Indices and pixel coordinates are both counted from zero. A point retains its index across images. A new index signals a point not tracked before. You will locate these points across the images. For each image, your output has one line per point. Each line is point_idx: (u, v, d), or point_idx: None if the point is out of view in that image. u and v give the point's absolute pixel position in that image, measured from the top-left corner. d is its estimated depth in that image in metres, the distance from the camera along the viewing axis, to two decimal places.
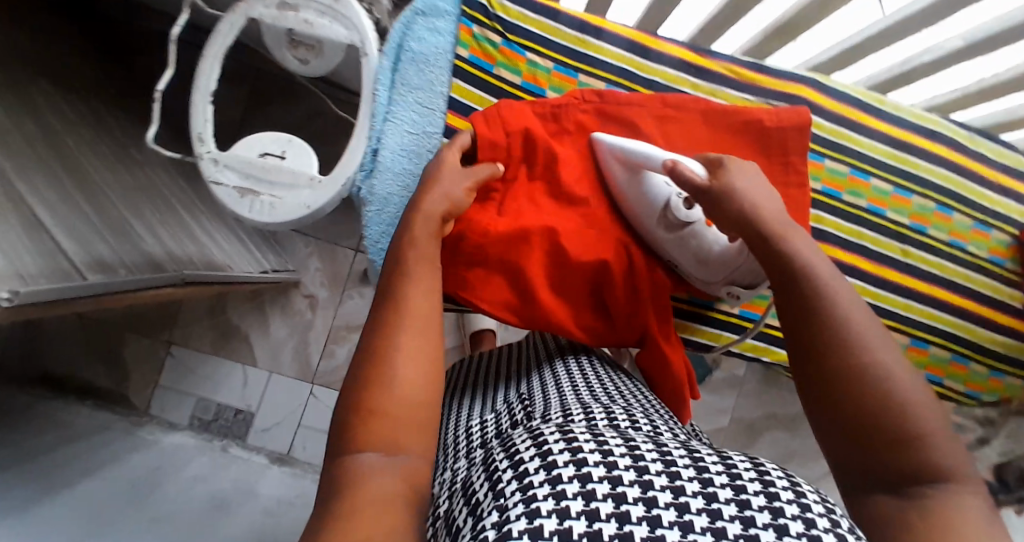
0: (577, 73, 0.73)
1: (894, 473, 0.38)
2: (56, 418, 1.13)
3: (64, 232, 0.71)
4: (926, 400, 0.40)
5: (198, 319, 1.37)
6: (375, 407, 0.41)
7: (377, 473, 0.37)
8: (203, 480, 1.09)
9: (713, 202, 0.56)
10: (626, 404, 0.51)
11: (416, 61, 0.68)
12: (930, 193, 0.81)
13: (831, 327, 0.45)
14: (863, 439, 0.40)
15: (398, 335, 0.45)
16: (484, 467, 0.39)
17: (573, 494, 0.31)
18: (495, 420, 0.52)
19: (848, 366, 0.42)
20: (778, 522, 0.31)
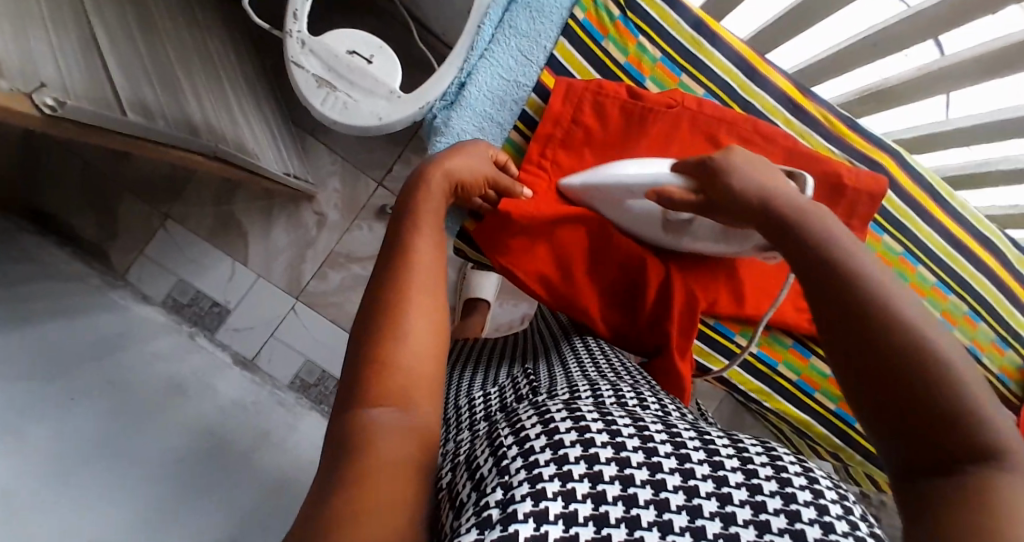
0: (680, 72, 0.70)
1: (946, 453, 0.34)
2: (33, 254, 1.10)
3: (116, 64, 0.69)
4: (970, 372, 0.36)
5: (201, 201, 1.34)
6: (387, 360, 0.40)
7: (387, 430, 0.36)
8: (164, 360, 1.07)
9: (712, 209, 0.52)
10: (632, 382, 0.51)
11: (530, 10, 0.67)
12: (966, 295, 0.74)
13: (874, 307, 0.39)
14: (916, 414, 0.35)
15: (412, 293, 0.45)
16: (487, 440, 0.38)
17: (580, 475, 0.31)
18: (500, 393, 0.52)
19: (894, 347, 0.37)
20: (788, 508, 0.32)
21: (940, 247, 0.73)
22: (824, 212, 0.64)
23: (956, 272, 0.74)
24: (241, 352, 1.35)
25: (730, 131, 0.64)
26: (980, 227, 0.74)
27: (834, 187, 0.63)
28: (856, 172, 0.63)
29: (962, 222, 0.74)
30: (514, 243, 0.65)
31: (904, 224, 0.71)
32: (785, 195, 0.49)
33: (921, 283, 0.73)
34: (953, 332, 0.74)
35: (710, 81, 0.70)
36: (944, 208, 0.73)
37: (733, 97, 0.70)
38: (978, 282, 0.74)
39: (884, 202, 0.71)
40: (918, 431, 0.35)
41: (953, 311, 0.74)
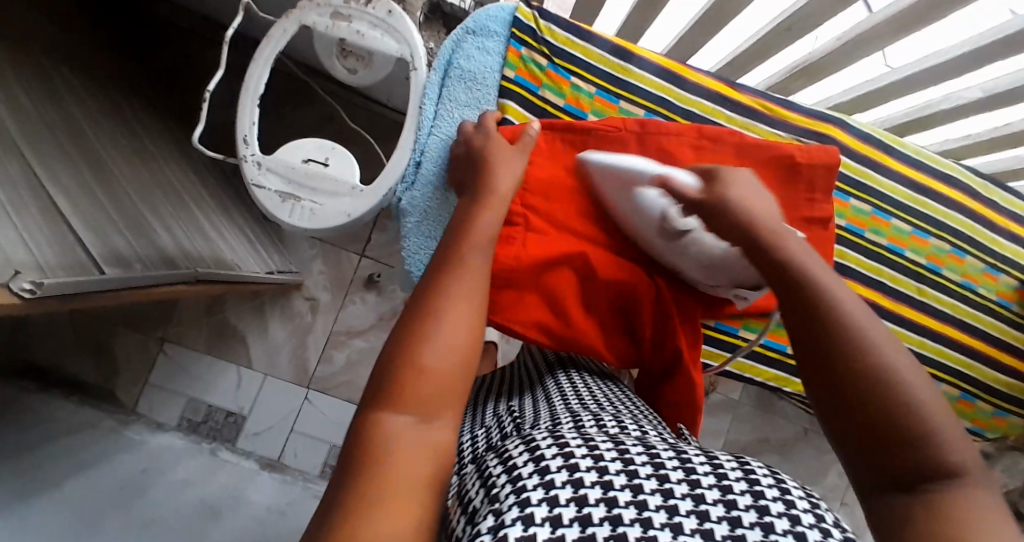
0: (619, 100, 0.64)
1: (911, 471, 0.34)
2: (40, 413, 1.09)
3: (82, 223, 0.70)
4: (936, 402, 0.36)
5: (193, 317, 1.34)
6: (411, 357, 0.39)
7: (410, 440, 0.35)
8: (192, 485, 1.06)
9: (707, 216, 0.48)
10: (615, 412, 0.51)
11: (464, 79, 0.59)
12: (945, 234, 0.74)
13: (841, 339, 0.38)
14: (891, 443, 0.35)
15: (447, 300, 0.42)
16: (478, 474, 0.39)
17: (566, 500, 0.32)
18: (484, 435, 0.50)
19: (865, 395, 0.36)
20: (731, 515, 0.33)
21: (908, 198, 0.72)
22: (785, 192, 0.63)
23: (931, 217, 0.73)
24: (266, 455, 1.34)
25: (681, 144, 0.61)
26: (941, 167, 0.74)
27: (788, 169, 0.63)
28: (805, 147, 0.62)
29: (921, 167, 0.73)
30: (502, 296, 0.56)
31: (867, 186, 0.71)
32: (770, 220, 0.46)
33: (899, 236, 0.72)
34: (942, 273, 0.74)
35: (645, 100, 0.64)
36: (899, 157, 0.72)
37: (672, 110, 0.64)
38: (953, 220, 0.74)
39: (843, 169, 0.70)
40: (887, 458, 0.35)
41: (937, 253, 0.73)
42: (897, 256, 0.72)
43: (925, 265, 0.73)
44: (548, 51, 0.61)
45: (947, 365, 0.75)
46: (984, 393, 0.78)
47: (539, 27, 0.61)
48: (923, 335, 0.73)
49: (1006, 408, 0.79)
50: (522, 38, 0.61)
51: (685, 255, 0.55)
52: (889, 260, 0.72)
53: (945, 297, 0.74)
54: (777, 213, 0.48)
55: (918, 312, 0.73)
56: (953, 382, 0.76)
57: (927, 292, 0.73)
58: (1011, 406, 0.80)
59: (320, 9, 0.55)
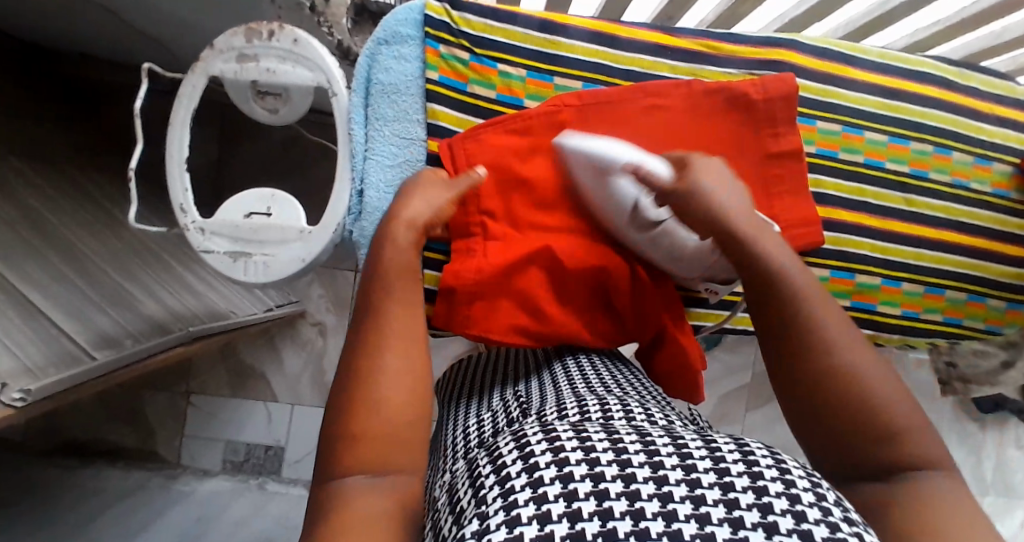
0: (551, 77, 0.59)
1: (883, 465, 0.36)
2: (89, 486, 1.13)
3: (60, 313, 0.70)
4: (901, 396, 0.38)
5: (210, 365, 1.37)
6: (362, 399, 0.39)
7: (365, 495, 0.35)
8: (244, 524, 1.10)
9: (682, 207, 0.47)
10: (622, 394, 0.46)
11: (387, 94, 0.55)
12: (925, 135, 0.66)
13: (812, 350, 0.40)
14: (865, 438, 0.37)
15: (386, 333, 0.42)
16: (469, 472, 0.34)
17: (556, 495, 0.27)
18: (489, 420, 0.47)
19: (847, 408, 0.38)
20: (761, 501, 0.26)
21: (876, 105, 0.65)
22: (745, 133, 0.60)
23: (905, 120, 0.65)
24: (312, 478, 1.37)
25: (630, 108, 0.59)
26: (908, 64, 0.66)
27: (744, 111, 0.60)
28: (759, 82, 0.59)
29: (886, 70, 0.65)
30: (474, 310, 0.55)
31: (830, 104, 0.64)
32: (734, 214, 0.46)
33: (875, 148, 0.65)
34: (928, 177, 0.66)
35: (581, 70, 0.60)
36: (860, 66, 0.65)
37: (612, 74, 0.60)
38: (929, 118, 0.66)
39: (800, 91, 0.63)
40: (854, 450, 0.37)
41: (920, 157, 0.66)
42: (876, 171, 0.65)
43: (909, 173, 0.65)
44: (468, 43, 0.57)
45: (950, 271, 0.67)
46: (994, 290, 0.69)
47: (454, 20, 0.56)
48: (920, 247, 0.66)
49: (1019, 300, 0.70)
50: (438, 34, 0.56)
51: (657, 245, 0.53)
52: (869, 177, 0.65)
53: (936, 202, 0.66)
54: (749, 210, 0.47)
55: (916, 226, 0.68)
56: (958, 285, 0.67)
57: (915, 201, 0.65)
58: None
59: (223, 56, 0.53)
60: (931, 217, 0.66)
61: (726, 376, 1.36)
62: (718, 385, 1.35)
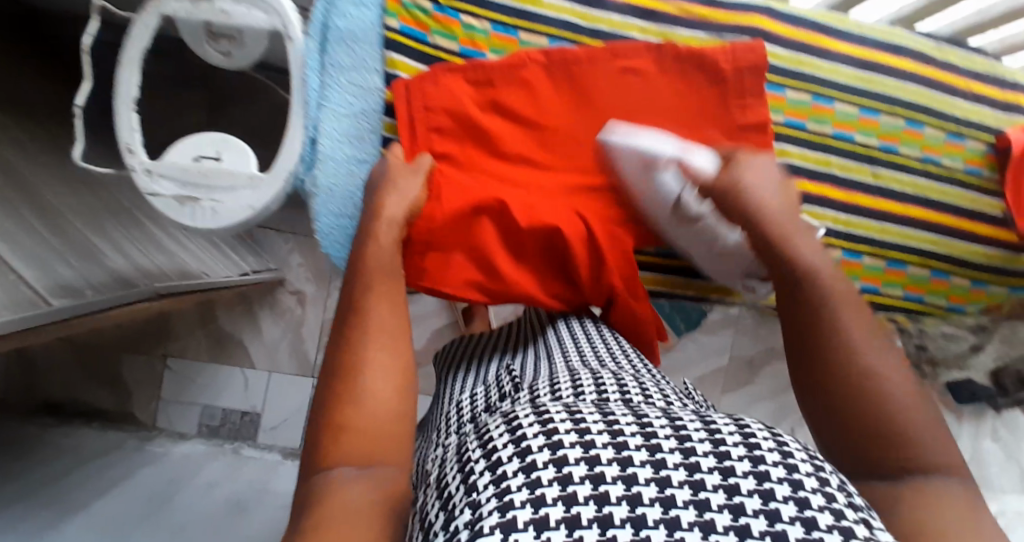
0: (517, 31, 0.57)
1: (891, 462, 0.35)
2: (61, 444, 1.13)
3: (23, 257, 0.67)
4: (920, 401, 0.37)
5: (188, 329, 1.37)
6: (347, 387, 0.39)
7: (352, 486, 0.34)
8: (218, 485, 1.10)
9: (720, 201, 0.51)
10: (615, 369, 0.45)
11: (344, 41, 0.53)
12: (897, 109, 0.65)
13: (835, 349, 0.41)
14: (874, 432, 0.36)
15: (368, 323, 0.43)
16: (456, 455, 0.33)
17: (549, 480, 0.26)
18: (482, 396, 0.47)
19: (864, 404, 0.38)
20: (762, 488, 0.25)
21: (850, 77, 0.64)
22: (714, 100, 0.58)
23: (877, 93, 0.64)
24: (288, 445, 1.38)
25: (597, 68, 0.57)
26: (884, 36, 0.65)
27: (714, 78, 0.58)
28: (730, 49, 0.58)
29: (866, 42, 0.64)
30: (428, 261, 0.55)
31: (803, 74, 0.62)
32: (779, 206, 0.50)
33: (845, 120, 0.64)
34: (898, 152, 0.65)
35: (547, 26, 0.58)
36: (839, 37, 0.64)
37: (579, 33, 0.59)
38: (904, 92, 0.65)
39: (770, 59, 0.62)
40: (863, 446, 0.37)
41: (890, 131, 0.65)
42: (844, 144, 0.64)
43: (877, 147, 0.64)
44: None
45: (913, 248, 0.66)
46: (959, 269, 0.68)
47: None
48: (884, 222, 0.65)
49: (984, 279, 0.69)
50: None
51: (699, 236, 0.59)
52: (837, 149, 0.64)
53: (904, 177, 0.65)
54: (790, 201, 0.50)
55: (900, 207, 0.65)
56: (922, 262, 0.67)
57: (881, 175, 0.65)
58: (992, 276, 0.69)
59: None
60: (898, 194, 0.65)
61: (703, 359, 1.36)
62: (695, 367, 1.35)
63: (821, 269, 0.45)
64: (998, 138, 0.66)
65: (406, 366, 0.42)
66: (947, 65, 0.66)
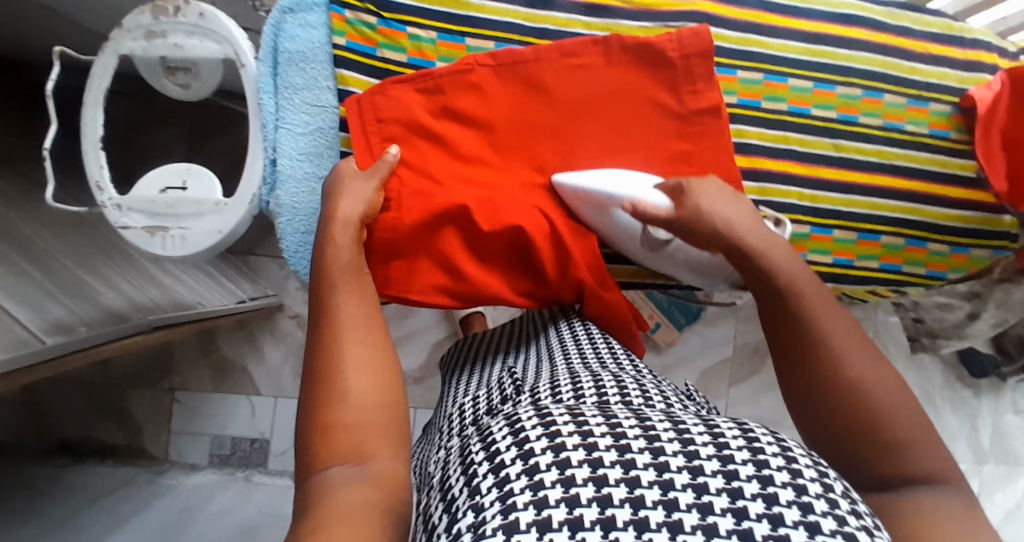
0: (463, 37, 0.59)
1: (887, 474, 0.36)
2: (74, 483, 1.15)
3: (15, 302, 0.71)
4: (911, 409, 0.38)
5: (192, 361, 1.39)
6: (329, 388, 0.40)
7: (346, 486, 0.35)
8: (229, 513, 1.11)
9: (682, 230, 0.53)
10: (616, 369, 0.46)
11: (295, 62, 0.55)
12: (853, 78, 0.65)
13: (819, 363, 0.41)
14: (870, 445, 0.37)
15: (343, 327, 0.44)
16: (461, 459, 0.34)
17: (552, 482, 0.27)
18: (484, 398, 0.48)
19: (854, 417, 0.38)
20: (766, 492, 0.26)
21: (802, 52, 0.64)
22: (664, 88, 0.59)
23: (831, 65, 0.64)
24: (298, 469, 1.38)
25: (545, 67, 0.58)
26: (834, 8, 0.65)
27: (661, 64, 0.59)
28: (676, 37, 0.58)
29: (816, 16, 0.64)
30: (393, 269, 0.57)
31: (752, 53, 0.63)
32: (742, 227, 0.50)
33: (800, 96, 0.64)
34: (858, 122, 0.65)
35: (494, 30, 0.59)
36: (787, 14, 0.64)
37: (525, 33, 0.60)
38: (859, 61, 0.65)
39: (717, 42, 0.63)
40: (857, 458, 0.37)
41: (847, 101, 0.65)
42: (802, 119, 0.64)
43: (836, 119, 0.65)
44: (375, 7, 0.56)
45: (883, 217, 0.66)
46: (935, 234, 0.68)
47: None
48: (849, 193, 0.65)
49: (963, 243, 0.68)
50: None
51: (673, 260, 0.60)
52: (795, 125, 0.64)
53: (867, 146, 0.65)
54: (752, 219, 0.51)
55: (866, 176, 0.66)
56: (894, 230, 0.67)
57: (843, 146, 0.65)
58: (971, 238, 0.68)
59: (132, 35, 0.53)
60: (862, 162, 0.65)
61: (706, 350, 1.34)
62: (698, 360, 1.34)
63: (798, 282, 0.46)
64: (962, 99, 0.65)
65: (387, 365, 0.43)
66: (902, 30, 0.66)
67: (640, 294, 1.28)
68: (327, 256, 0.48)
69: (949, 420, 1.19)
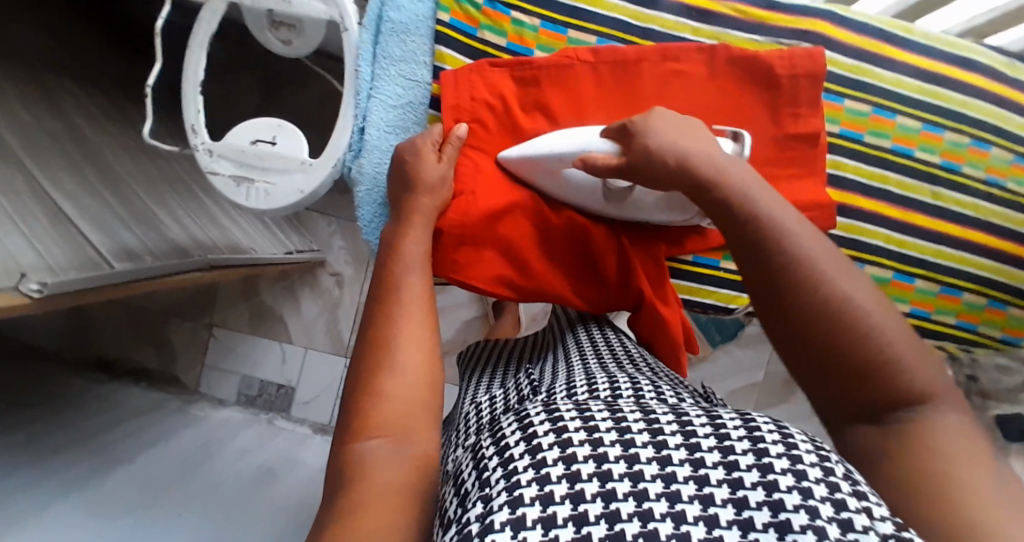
0: (567, 29, 0.58)
1: (879, 402, 0.35)
2: (113, 399, 1.21)
3: (89, 223, 0.75)
4: (895, 325, 0.36)
5: (233, 301, 1.43)
6: (381, 360, 0.42)
7: (384, 462, 0.36)
8: (250, 452, 1.15)
9: (639, 177, 0.47)
10: (633, 373, 0.45)
11: (398, 33, 0.55)
12: (963, 126, 0.62)
13: (809, 304, 0.38)
14: (862, 380, 0.35)
15: (400, 303, 0.45)
16: (473, 453, 0.34)
17: (558, 477, 0.26)
18: (501, 397, 0.47)
19: (849, 348, 0.36)
20: (766, 480, 0.25)
21: (917, 90, 0.61)
22: (765, 106, 0.57)
23: (943, 109, 0.62)
24: (318, 421, 1.42)
25: (642, 68, 0.57)
26: (955, 50, 0.62)
27: (767, 83, 0.57)
28: (784, 55, 0.56)
29: (937, 54, 0.61)
30: (460, 255, 0.56)
31: (863, 83, 0.61)
32: (701, 154, 0.45)
33: (907, 135, 0.62)
34: (962, 171, 0.62)
35: (599, 24, 0.58)
36: (907, 47, 0.61)
37: (628, 31, 0.59)
38: (973, 108, 0.62)
39: (828, 67, 0.60)
40: (852, 393, 0.36)
41: (954, 149, 0.62)
42: (903, 159, 0.62)
43: (938, 165, 0.62)
44: None
45: (970, 273, 0.64)
46: (1017, 299, 0.65)
47: None
48: (939, 244, 0.63)
49: None
50: None
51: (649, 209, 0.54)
52: (895, 165, 0.62)
53: (966, 198, 0.63)
54: (712, 145, 0.45)
55: (958, 228, 0.63)
56: (979, 290, 0.64)
57: (942, 195, 0.62)
58: None
59: None
60: (958, 215, 0.62)
61: (739, 372, 1.32)
62: (727, 380, 1.32)
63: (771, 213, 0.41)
64: None
65: (432, 347, 0.44)
66: (1020, 82, 0.62)
67: None
68: (401, 237, 0.49)
69: None
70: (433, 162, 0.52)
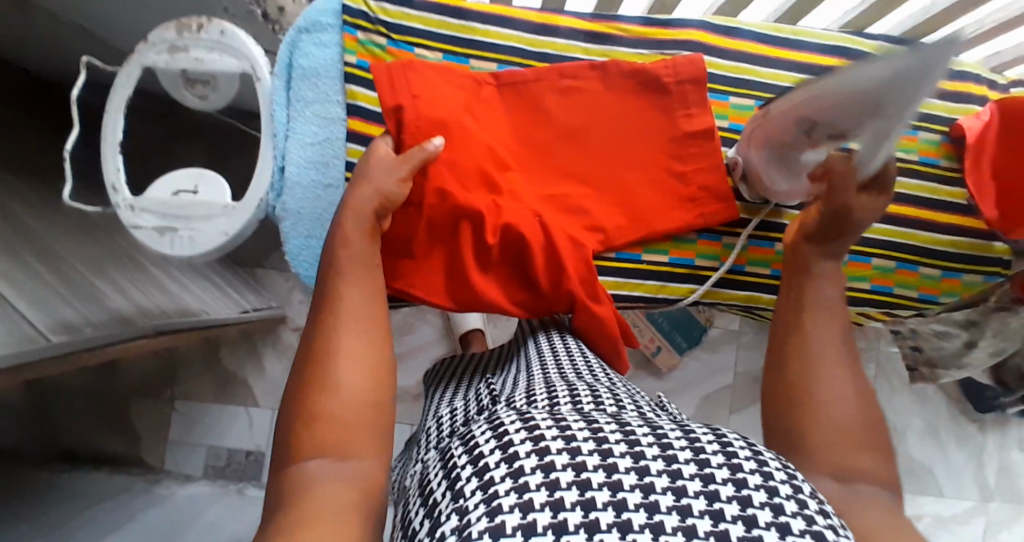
0: (468, 60, 0.62)
1: (835, 457, 0.43)
2: (72, 486, 1.15)
3: (26, 302, 0.72)
4: (867, 420, 0.46)
5: (195, 371, 1.41)
6: (320, 376, 0.41)
7: (324, 480, 0.36)
8: (220, 524, 1.10)
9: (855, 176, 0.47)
10: (601, 383, 0.47)
11: (308, 77, 0.58)
12: None
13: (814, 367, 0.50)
14: (826, 432, 0.45)
15: (342, 317, 0.45)
16: (442, 458, 0.35)
17: (537, 486, 0.27)
18: (463, 407, 0.49)
19: (824, 410, 0.46)
20: (745, 514, 0.27)
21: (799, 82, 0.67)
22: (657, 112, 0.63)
23: None
24: None
25: (545, 89, 0.62)
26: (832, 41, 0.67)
27: (656, 90, 0.63)
28: (670, 64, 0.62)
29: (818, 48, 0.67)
30: (403, 264, 0.59)
31: (745, 80, 0.66)
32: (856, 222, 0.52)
33: None
34: None
35: (497, 53, 0.63)
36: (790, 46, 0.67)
37: (526, 56, 0.63)
38: None
39: (714, 70, 0.66)
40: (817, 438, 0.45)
41: None
42: None
43: None
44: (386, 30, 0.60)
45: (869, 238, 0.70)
46: (927, 258, 0.70)
47: (372, 9, 0.60)
48: None
49: (956, 268, 0.70)
50: (355, 23, 0.59)
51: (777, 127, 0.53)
52: None
53: None
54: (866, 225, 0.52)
55: None
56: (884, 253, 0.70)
57: None
58: (967, 264, 0.70)
59: (156, 48, 0.57)
60: None
61: (708, 377, 1.33)
62: (698, 385, 1.33)
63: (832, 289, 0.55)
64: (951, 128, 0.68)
65: (379, 359, 0.44)
66: None
67: (641, 318, 1.29)
68: (340, 244, 0.49)
69: (954, 455, 1.17)
70: (381, 167, 0.53)
